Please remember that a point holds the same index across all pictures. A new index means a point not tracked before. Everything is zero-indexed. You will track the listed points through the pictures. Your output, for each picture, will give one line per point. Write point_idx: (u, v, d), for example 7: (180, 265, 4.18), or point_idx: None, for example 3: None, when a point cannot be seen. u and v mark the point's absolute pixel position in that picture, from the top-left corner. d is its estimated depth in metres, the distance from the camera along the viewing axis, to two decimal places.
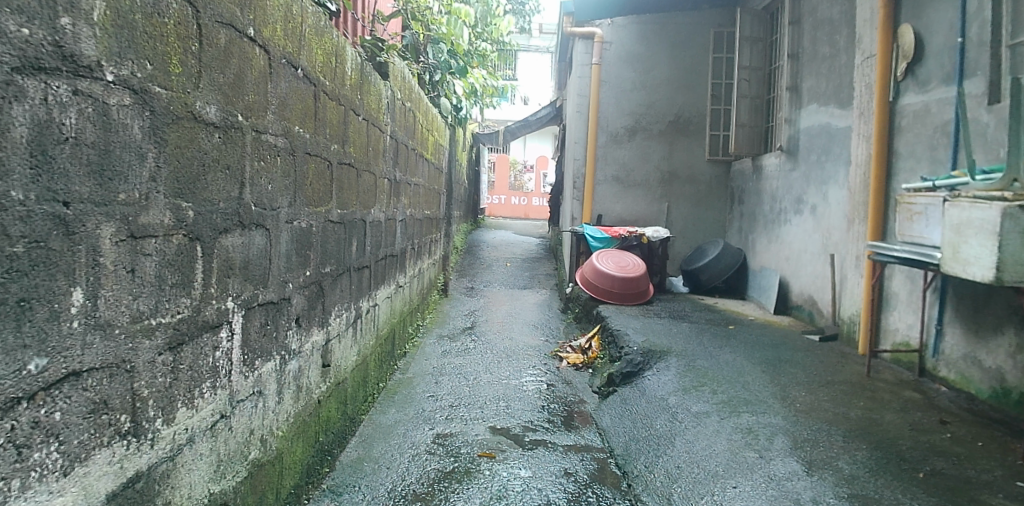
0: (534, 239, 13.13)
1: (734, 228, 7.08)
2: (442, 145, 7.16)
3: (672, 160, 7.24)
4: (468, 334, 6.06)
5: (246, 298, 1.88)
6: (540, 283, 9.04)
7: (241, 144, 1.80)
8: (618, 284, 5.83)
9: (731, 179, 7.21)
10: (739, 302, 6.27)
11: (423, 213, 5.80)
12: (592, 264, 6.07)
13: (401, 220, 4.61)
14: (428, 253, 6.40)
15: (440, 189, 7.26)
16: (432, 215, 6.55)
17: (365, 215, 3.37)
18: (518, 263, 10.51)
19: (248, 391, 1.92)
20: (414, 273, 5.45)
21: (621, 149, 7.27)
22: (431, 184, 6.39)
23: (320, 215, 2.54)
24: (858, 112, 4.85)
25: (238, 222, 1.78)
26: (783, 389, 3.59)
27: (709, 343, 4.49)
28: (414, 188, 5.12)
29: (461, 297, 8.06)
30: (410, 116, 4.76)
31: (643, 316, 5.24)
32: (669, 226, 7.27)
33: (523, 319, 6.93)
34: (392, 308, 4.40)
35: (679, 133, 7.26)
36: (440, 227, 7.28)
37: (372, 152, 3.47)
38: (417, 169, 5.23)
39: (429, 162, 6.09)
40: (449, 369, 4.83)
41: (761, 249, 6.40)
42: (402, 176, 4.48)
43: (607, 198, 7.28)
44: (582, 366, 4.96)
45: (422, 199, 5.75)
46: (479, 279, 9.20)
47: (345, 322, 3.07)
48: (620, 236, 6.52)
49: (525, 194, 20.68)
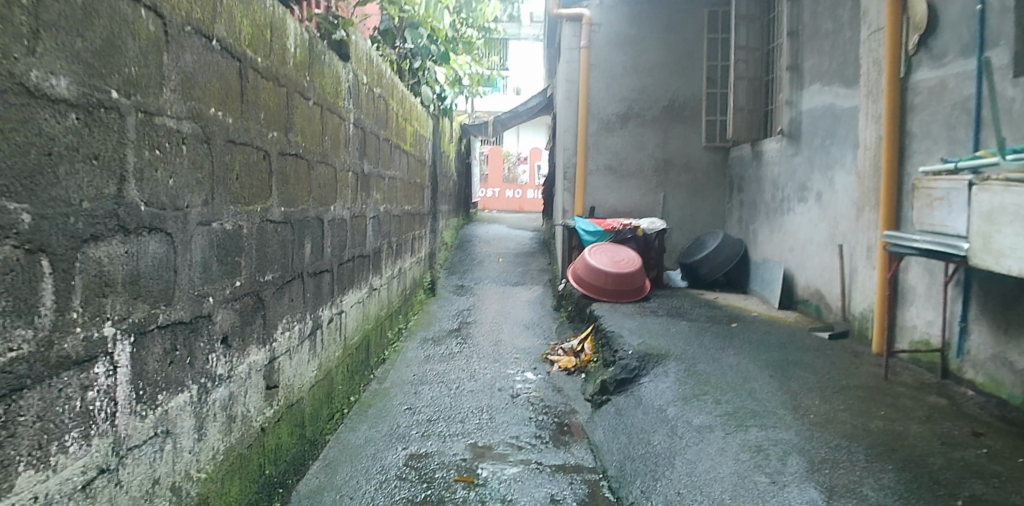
0: (527, 233, 12.76)
1: (734, 218, 6.70)
2: (424, 137, 6.77)
3: (667, 148, 6.86)
4: (454, 337, 5.69)
5: (138, 320, 1.48)
6: (533, 279, 8.67)
7: (117, 128, 1.42)
8: (611, 281, 5.46)
9: (729, 166, 6.82)
10: (741, 297, 5.91)
11: (402, 209, 5.42)
12: (584, 259, 5.69)
13: (374, 216, 4.25)
14: (411, 251, 6.03)
15: (424, 183, 6.88)
16: (414, 211, 6.17)
17: (322, 213, 3.00)
18: (510, 258, 10.14)
19: (147, 435, 1.53)
20: (393, 274, 5.07)
21: (613, 137, 6.88)
22: (411, 178, 6.01)
23: (254, 215, 2.17)
24: (865, 91, 4.45)
25: (115, 226, 1.40)
26: (794, 398, 3.23)
27: (710, 345, 4.13)
28: (387, 181, 4.74)
29: (450, 296, 7.70)
30: (380, 104, 4.38)
31: (639, 315, 4.88)
32: (665, 217, 6.89)
33: (514, 319, 6.56)
34: (365, 314, 4.02)
35: (673, 119, 6.88)
36: (423, 223, 6.91)
37: (329, 142, 3.09)
38: (391, 162, 4.84)
39: (407, 155, 5.70)
40: (430, 377, 4.47)
41: (762, 240, 6.03)
42: (371, 169, 4.10)
43: (599, 189, 6.89)
44: (575, 370, 4.60)
45: (401, 194, 5.37)
46: (469, 276, 8.84)
47: (299, 335, 2.70)
48: (614, 230, 6.13)
49: (519, 187, 20.32)
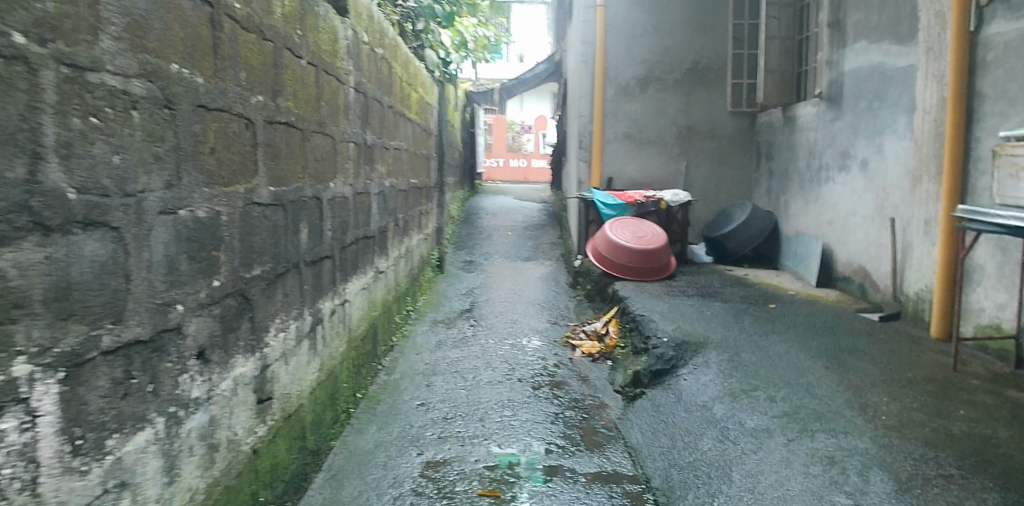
0: (535, 205, 12.32)
1: (763, 188, 6.26)
2: (429, 104, 6.28)
3: (690, 114, 6.38)
4: (466, 319, 5.33)
5: (71, 348, 1.10)
6: (545, 253, 8.28)
7: (26, 84, 0.97)
8: (635, 259, 5.06)
9: (758, 133, 6.34)
10: (773, 273, 5.52)
11: (408, 183, 5.00)
12: (605, 235, 5.28)
13: (378, 192, 3.84)
14: (418, 228, 5.63)
15: (429, 154, 6.42)
16: (420, 185, 5.74)
17: (320, 192, 2.60)
18: (520, 231, 9.73)
19: (95, 494, 1.17)
20: (400, 254, 4.67)
21: (632, 103, 6.35)
22: (417, 149, 5.56)
23: (236, 199, 1.77)
24: (925, 47, 3.87)
25: (28, 224, 0.98)
26: (858, 395, 2.86)
27: (751, 330, 3.75)
28: (392, 155, 4.28)
29: (459, 273, 7.32)
30: (382, 67, 3.90)
31: (667, 296, 4.49)
32: (687, 188, 6.45)
33: (528, 298, 6.18)
34: (370, 301, 3.64)
35: (697, 82, 6.37)
36: (430, 197, 6.48)
37: (324, 110, 2.64)
38: (395, 132, 4.38)
39: (412, 124, 5.23)
40: (443, 366, 4.11)
41: (795, 212, 5.60)
42: (374, 141, 3.65)
43: (617, 159, 6.41)
44: (599, 357, 4.24)
45: (406, 167, 4.93)
46: (478, 251, 8.44)
47: (297, 335, 2.33)
48: (635, 203, 5.68)
49: (524, 156, 19.75)
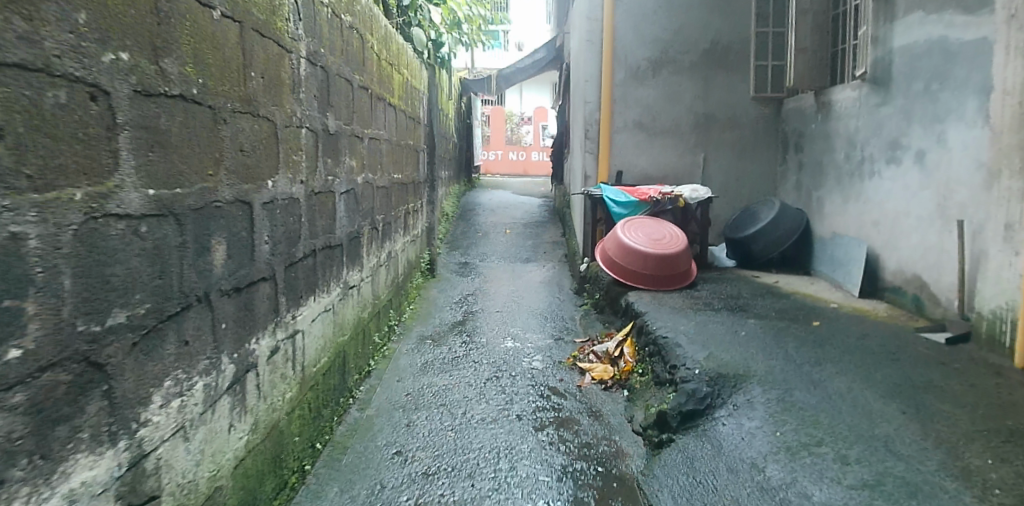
0: (535, 200, 11.65)
1: (792, 184, 5.59)
2: (417, 90, 5.61)
3: (709, 100, 5.70)
4: (458, 334, 4.67)
5: None
6: (547, 254, 7.62)
7: None
8: (652, 266, 4.39)
9: (786, 122, 5.67)
10: (806, 281, 4.87)
11: (390, 180, 4.34)
12: (616, 237, 4.60)
13: (349, 191, 3.17)
14: (403, 229, 4.98)
15: (418, 146, 5.76)
16: (406, 181, 5.07)
17: (252, 194, 1.94)
18: (520, 229, 9.05)
19: None
20: (379, 262, 4.00)
21: (644, 88, 5.67)
22: (402, 140, 4.88)
23: (67, 209, 1.10)
24: (1007, 13, 3.19)
25: None
26: (955, 457, 2.22)
27: (799, 359, 3.10)
28: (368, 145, 3.61)
29: (452, 277, 6.66)
30: (352, 40, 3.23)
31: (692, 311, 3.82)
32: (706, 183, 5.79)
33: (528, 307, 5.51)
34: (337, 325, 2.97)
35: (716, 64, 5.69)
36: (419, 193, 5.83)
37: (255, 84, 1.97)
38: (371, 118, 3.71)
39: (396, 111, 4.56)
40: (428, 397, 3.45)
41: (832, 211, 4.94)
42: (341, 128, 2.98)
43: (628, 151, 5.72)
44: (613, 385, 3.59)
45: (388, 161, 4.26)
46: (474, 251, 7.78)
47: (211, 396, 1.67)
48: (651, 200, 4.96)
49: (524, 149, 19.09)
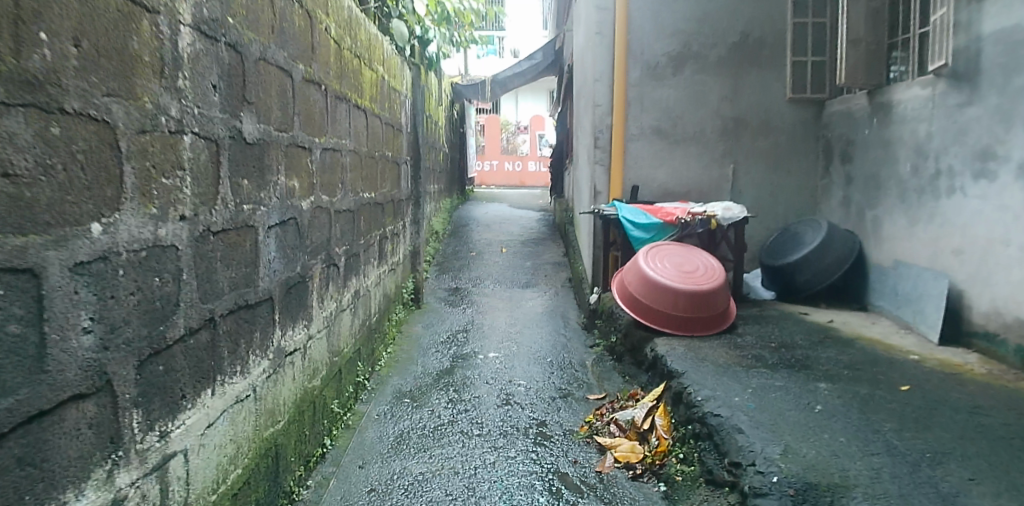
0: (534, 214, 10.83)
1: (839, 201, 4.75)
2: (398, 92, 4.77)
3: (739, 102, 4.88)
4: (443, 388, 3.79)
5: None
6: (549, 278, 6.76)
7: None
8: (683, 306, 3.53)
9: (831, 127, 4.84)
10: (866, 321, 4.02)
11: (360, 200, 3.48)
12: (637, 269, 3.75)
13: (290, 221, 2.32)
14: (379, 258, 4.11)
15: (400, 158, 4.91)
16: (382, 199, 4.20)
17: (49, 249, 1.06)
18: (518, 248, 8.19)
19: None
20: (340, 306, 3.12)
21: (664, 88, 4.84)
22: (378, 151, 4.03)
23: None
24: None
25: None
26: None
27: (907, 452, 2.23)
28: (323, 157, 2.75)
29: (440, 306, 5.77)
30: (297, 16, 2.38)
31: (742, 371, 2.96)
32: (736, 199, 4.96)
33: (529, 347, 4.62)
34: (261, 413, 2.09)
35: (748, 60, 4.88)
36: (401, 211, 4.97)
37: (61, 50, 1.09)
38: (329, 123, 2.85)
39: (369, 115, 3.71)
40: (397, 496, 2.57)
41: (894, 235, 4.10)
42: (273, 135, 2.12)
43: (645, 161, 4.86)
44: (644, 472, 2.71)
45: (356, 177, 3.40)
46: (466, 274, 6.91)
47: None
48: (678, 223, 4.02)
49: (520, 158, 18.32)
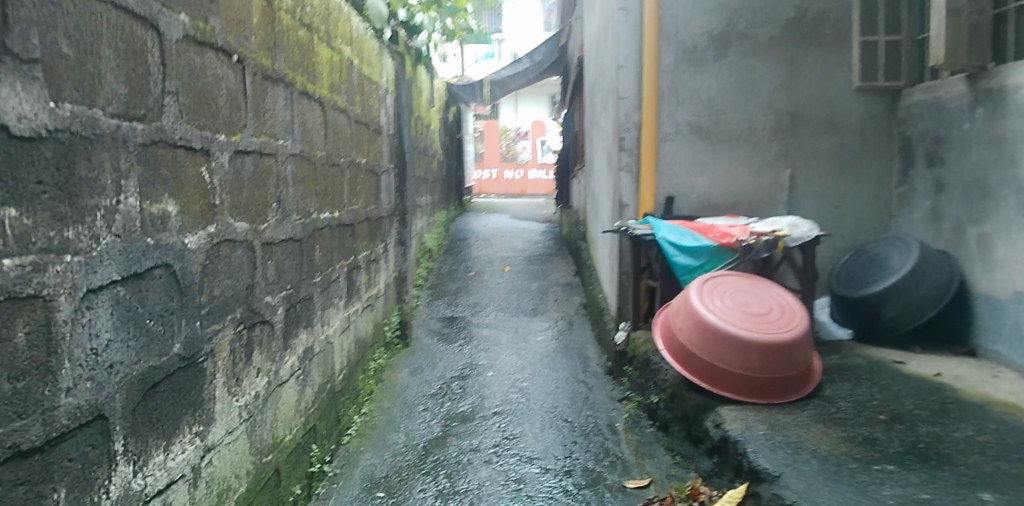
0: (538, 227, 9.92)
1: (924, 215, 3.81)
2: (377, 85, 3.85)
3: (795, 94, 3.97)
4: (429, 473, 2.83)
5: None
6: (560, 303, 5.82)
7: None
8: (757, 365, 2.58)
9: (911, 122, 3.91)
10: (984, 374, 3.06)
11: (314, 224, 2.55)
12: (690, 310, 2.77)
13: (161, 273, 1.40)
14: (349, 295, 3.17)
15: (381, 165, 3.98)
16: (354, 219, 3.27)
17: None
18: (522, 267, 7.23)
19: None
20: (279, 379, 2.18)
21: (703, 77, 3.92)
22: (347, 157, 3.10)
23: None
24: None
25: None
26: None
27: None
28: (239, 167, 1.82)
29: (432, 343, 4.81)
30: None
31: (867, 476, 2.02)
32: (794, 213, 4.03)
33: (541, 403, 3.65)
34: None
35: (806, 41, 3.96)
36: (382, 231, 4.04)
37: None
38: (253, 115, 1.92)
39: (330, 110, 2.78)
40: None
41: (1012, 258, 3.14)
42: (105, 126, 1.19)
43: (683, 167, 3.94)
44: None
45: (307, 193, 2.47)
46: (463, 300, 5.94)
47: None
48: (742, 246, 3.02)
49: (521, 166, 17.45)
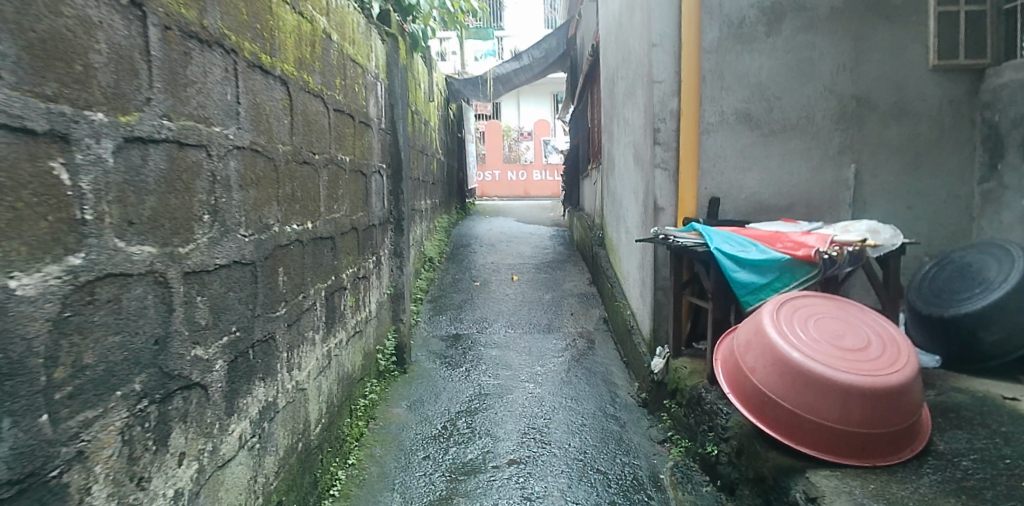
0: (545, 230, 9.33)
1: (1018, 215, 3.18)
2: (364, 69, 3.24)
3: (858, 75, 3.36)
4: None
5: None
6: (577, 317, 5.21)
7: None
8: (859, 419, 1.95)
9: (998, 106, 3.28)
10: None
11: (277, 239, 1.94)
12: (764, 343, 2.16)
13: None
14: (330, 325, 2.56)
15: (371, 165, 3.38)
16: (335, 230, 2.66)
17: None
18: (531, 275, 6.61)
19: None
20: (221, 458, 1.56)
21: (751, 55, 3.32)
22: (324, 154, 2.50)
23: None
24: None
25: None
26: None
27: None
28: (136, 164, 1.21)
29: (434, 367, 4.19)
30: None
31: None
32: (859, 215, 3.41)
33: (566, 448, 3.02)
34: None
35: (872, 11, 3.34)
36: (373, 242, 3.43)
37: None
38: (164, 89, 1.31)
39: (299, 93, 2.18)
40: None
41: None
42: None
43: (728, 162, 3.34)
44: None
45: (265, 200, 1.86)
46: (468, 314, 5.32)
47: None
48: (823, 261, 2.38)
49: (524, 167, 16.89)
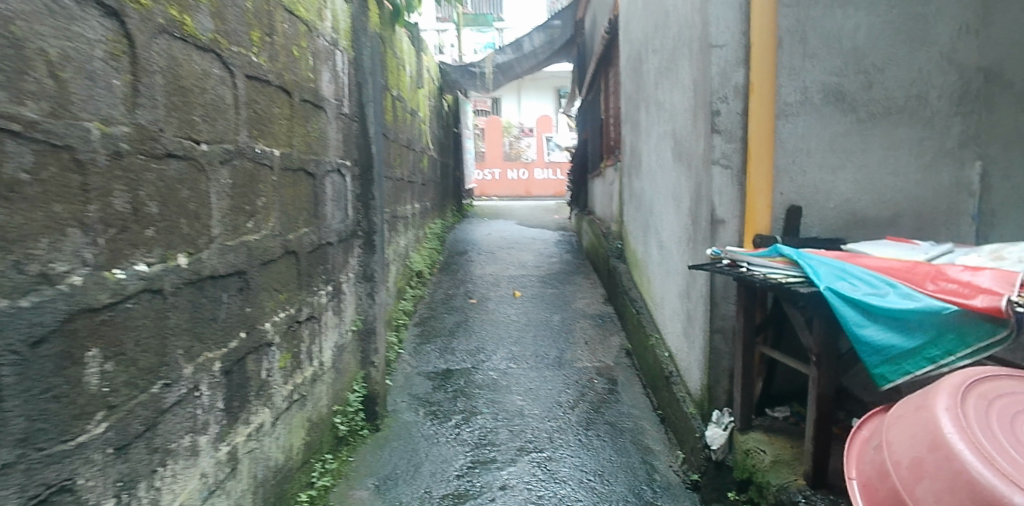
0: (551, 235, 8.44)
1: None
2: (311, 28, 2.33)
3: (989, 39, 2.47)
4: None
5: None
6: (593, 347, 4.30)
7: None
8: None
9: None
10: None
11: (85, 298, 1.04)
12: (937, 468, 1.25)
13: None
14: (238, 409, 1.66)
15: (324, 162, 2.47)
16: (252, 259, 1.76)
17: None
18: (536, 291, 5.70)
19: None
20: None
21: (844, 11, 2.42)
22: (224, 143, 1.59)
23: None
24: None
25: None
26: None
27: None
28: None
29: (416, 419, 3.28)
30: None
31: None
32: (987, 230, 2.52)
33: None
34: None
35: None
36: (328, 267, 2.52)
37: None
38: None
39: (156, 36, 1.28)
40: None
41: None
42: None
43: (812, 159, 2.44)
44: None
45: (44, 227, 0.96)
46: (462, 343, 4.40)
47: None
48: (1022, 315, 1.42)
49: (525, 165, 16.00)
